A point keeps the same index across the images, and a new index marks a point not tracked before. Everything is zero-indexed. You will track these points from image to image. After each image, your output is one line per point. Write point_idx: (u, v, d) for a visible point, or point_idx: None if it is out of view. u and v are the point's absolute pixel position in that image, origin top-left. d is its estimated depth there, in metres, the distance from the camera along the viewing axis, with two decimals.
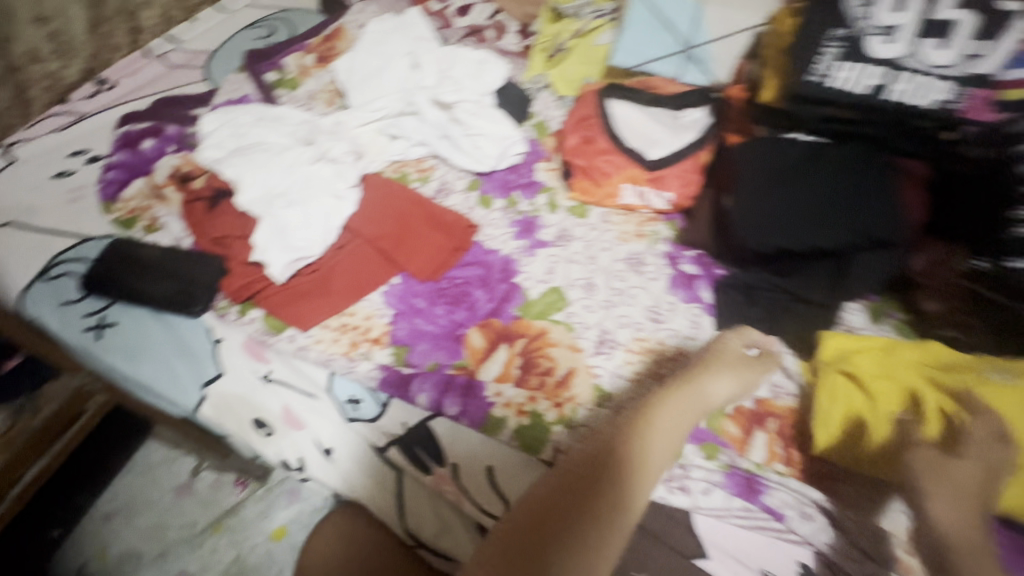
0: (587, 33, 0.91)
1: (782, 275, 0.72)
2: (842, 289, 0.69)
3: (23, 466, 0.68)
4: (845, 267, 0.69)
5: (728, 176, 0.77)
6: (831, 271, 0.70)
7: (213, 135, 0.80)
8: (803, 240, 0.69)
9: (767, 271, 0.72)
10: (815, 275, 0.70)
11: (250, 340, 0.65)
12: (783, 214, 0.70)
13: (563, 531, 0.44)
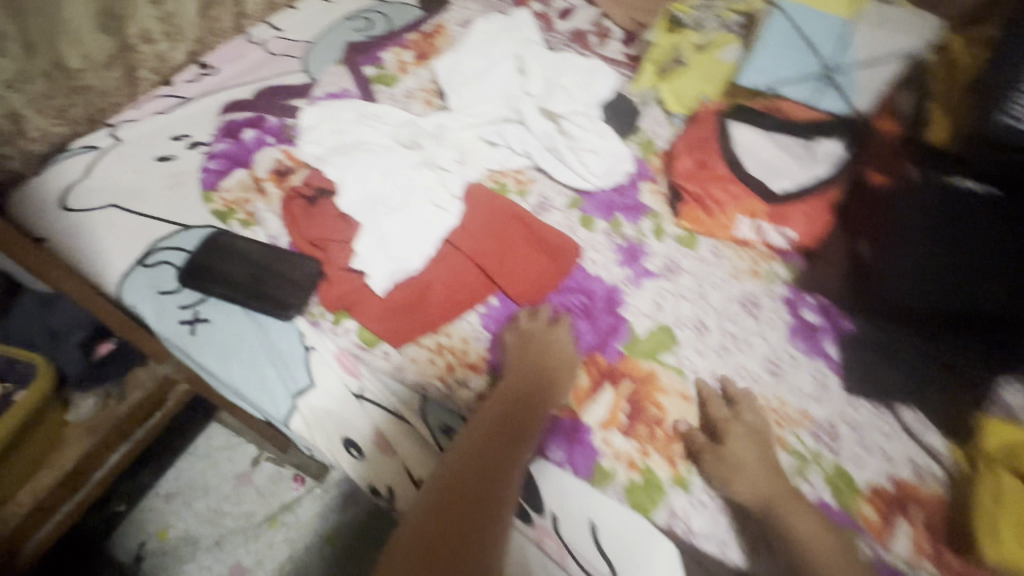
0: (710, 48, 0.85)
1: (929, 339, 0.64)
2: (1001, 365, 0.61)
3: (108, 452, 0.68)
4: (1007, 339, 0.61)
5: (875, 225, 0.69)
6: (989, 342, 0.62)
7: (313, 130, 0.78)
8: (956, 300, 0.63)
9: (914, 334, 0.64)
10: (969, 345, 0.62)
11: (343, 353, 0.62)
12: (940, 268, 0.64)
13: (483, 490, 0.45)
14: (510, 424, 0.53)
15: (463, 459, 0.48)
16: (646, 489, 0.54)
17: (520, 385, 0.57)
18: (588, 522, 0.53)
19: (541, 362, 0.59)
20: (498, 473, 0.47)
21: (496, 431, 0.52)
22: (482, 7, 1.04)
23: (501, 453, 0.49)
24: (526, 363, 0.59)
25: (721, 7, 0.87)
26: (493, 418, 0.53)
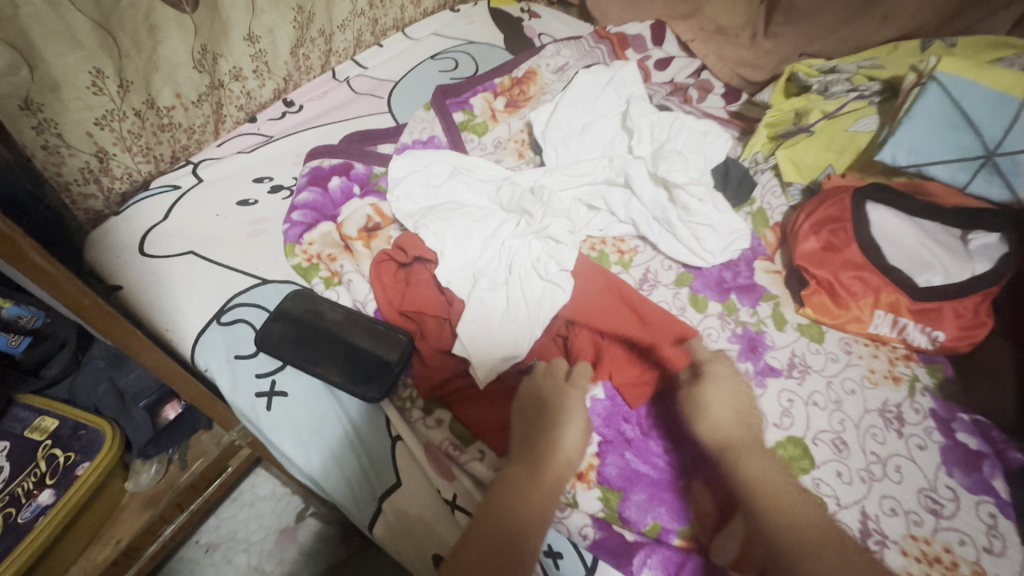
0: (840, 115, 0.76)
1: None
2: None
3: (164, 525, 0.62)
4: None
5: None
6: None
7: (404, 182, 0.72)
8: None
9: None
10: None
11: (433, 449, 0.55)
12: None
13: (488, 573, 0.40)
14: (527, 491, 0.46)
15: (474, 544, 0.42)
16: None
17: (540, 442, 0.50)
18: None
19: (553, 411, 0.53)
20: (519, 561, 0.41)
21: (511, 504, 0.45)
22: (575, 52, 0.98)
23: (520, 536, 0.43)
24: (548, 418, 0.52)
25: (852, 72, 0.80)
26: (511, 484, 0.47)
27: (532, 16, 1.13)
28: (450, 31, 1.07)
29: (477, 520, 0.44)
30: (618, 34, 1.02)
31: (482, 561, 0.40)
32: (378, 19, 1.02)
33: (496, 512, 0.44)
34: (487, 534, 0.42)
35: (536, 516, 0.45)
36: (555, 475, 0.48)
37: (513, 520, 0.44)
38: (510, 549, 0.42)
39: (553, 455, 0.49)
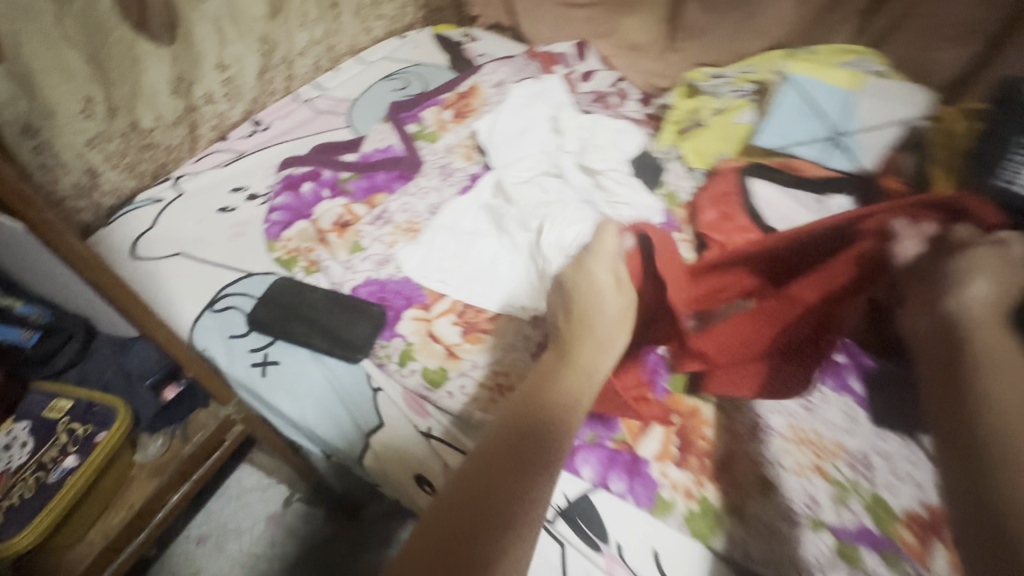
0: (726, 111, 0.94)
1: None
2: None
3: (173, 491, 0.69)
4: None
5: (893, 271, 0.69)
6: None
7: (395, 198, 0.88)
8: None
9: None
10: None
11: (408, 393, 0.66)
12: None
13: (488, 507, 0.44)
14: (542, 413, 0.51)
15: (491, 458, 0.47)
16: (705, 518, 0.57)
17: (559, 372, 0.55)
18: (650, 551, 0.56)
19: (579, 334, 0.59)
20: (533, 476, 0.47)
21: (527, 422, 0.50)
22: (510, 69, 1.13)
23: (531, 455, 0.48)
24: (567, 352, 0.57)
25: (733, 76, 0.98)
26: (529, 404, 0.52)
27: (471, 39, 1.27)
28: (400, 55, 1.21)
29: (490, 438, 0.50)
30: (546, 53, 1.18)
31: (493, 477, 0.46)
32: (334, 46, 1.14)
33: (508, 433, 0.49)
34: (499, 453, 0.48)
35: (552, 440, 0.49)
36: (570, 400, 0.53)
37: (528, 436, 0.49)
38: (523, 468, 0.47)
39: (569, 384, 0.54)
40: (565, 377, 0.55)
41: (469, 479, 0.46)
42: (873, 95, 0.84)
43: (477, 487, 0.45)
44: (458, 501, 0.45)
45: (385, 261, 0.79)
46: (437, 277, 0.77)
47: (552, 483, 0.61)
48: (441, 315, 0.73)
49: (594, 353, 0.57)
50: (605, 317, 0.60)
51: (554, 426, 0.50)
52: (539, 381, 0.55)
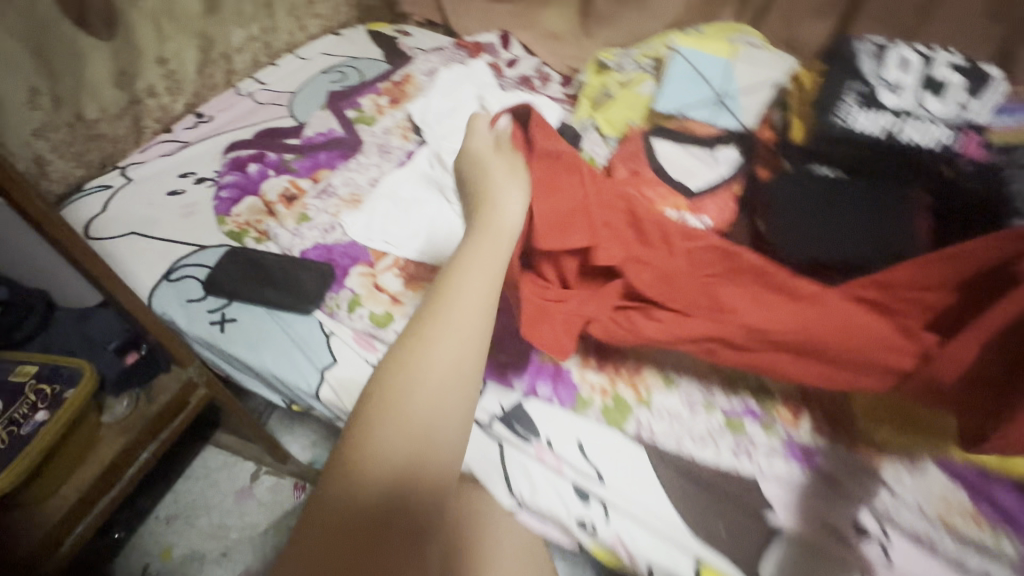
0: (630, 84, 1.06)
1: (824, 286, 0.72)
2: None
3: (141, 447, 0.74)
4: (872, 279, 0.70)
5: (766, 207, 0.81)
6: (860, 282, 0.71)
7: (338, 176, 0.95)
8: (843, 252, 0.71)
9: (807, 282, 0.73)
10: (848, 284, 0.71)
11: (359, 334, 0.74)
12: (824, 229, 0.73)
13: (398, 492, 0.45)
14: (428, 368, 0.49)
15: (386, 431, 0.46)
16: (617, 409, 0.67)
17: (448, 315, 0.52)
18: (575, 440, 0.65)
19: (466, 269, 0.56)
20: (433, 447, 0.47)
21: (417, 381, 0.48)
22: (441, 58, 1.23)
23: (430, 419, 0.47)
24: (454, 291, 0.54)
25: (636, 53, 1.11)
26: (416, 359, 0.49)
27: (404, 34, 1.36)
28: (337, 51, 1.28)
29: (376, 398, 0.48)
30: (474, 43, 1.29)
31: (393, 454, 0.45)
32: (271, 43, 1.21)
33: (395, 399, 0.47)
34: (392, 426, 0.46)
35: (446, 401, 0.48)
36: (462, 348, 0.51)
37: (422, 398, 0.48)
38: (423, 440, 0.46)
39: (459, 328, 0.51)
40: (456, 321, 0.52)
41: (364, 453, 0.45)
42: (746, 63, 0.98)
43: (373, 467, 0.44)
44: (354, 483, 0.43)
45: (331, 228, 0.86)
46: (380, 239, 0.85)
47: (489, 395, 0.69)
48: (386, 270, 0.81)
49: (486, 288, 0.55)
50: (497, 254, 0.59)
51: (449, 383, 0.49)
52: (426, 326, 0.52)
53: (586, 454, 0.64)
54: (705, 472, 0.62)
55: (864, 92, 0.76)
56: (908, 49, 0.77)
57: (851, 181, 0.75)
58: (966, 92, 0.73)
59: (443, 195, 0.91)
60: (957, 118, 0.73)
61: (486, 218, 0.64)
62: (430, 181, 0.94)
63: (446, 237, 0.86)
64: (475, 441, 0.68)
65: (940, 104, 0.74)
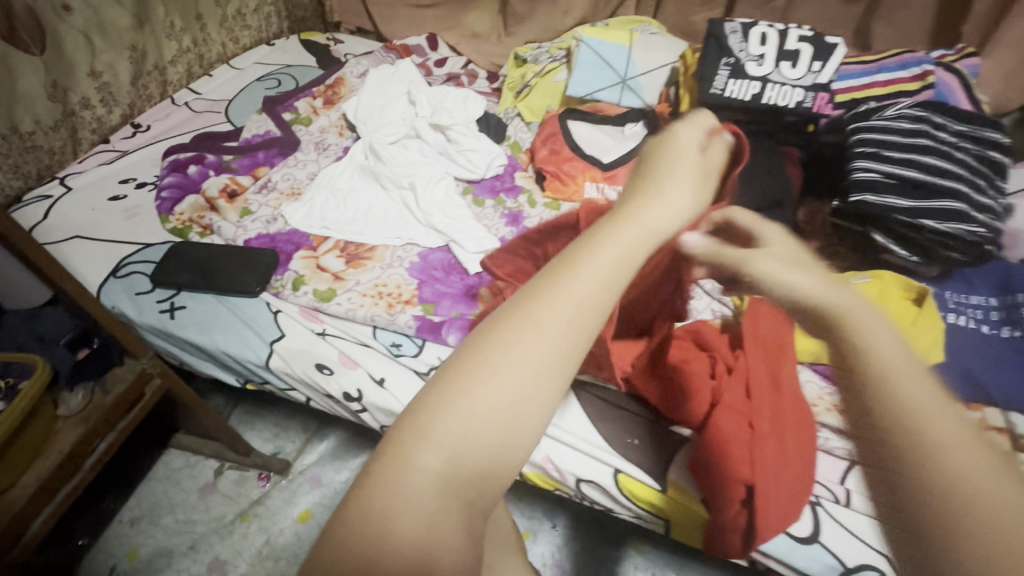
0: (546, 73, 1.17)
1: None
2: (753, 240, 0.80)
3: (100, 437, 0.78)
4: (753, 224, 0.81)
5: None
6: None
7: (279, 171, 1.01)
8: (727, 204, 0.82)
9: None
10: None
11: (304, 309, 0.80)
12: None
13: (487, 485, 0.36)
14: (528, 351, 0.32)
15: (455, 421, 0.31)
16: None
17: (574, 284, 0.34)
18: None
19: (619, 223, 0.38)
20: (500, 457, 0.31)
21: (513, 365, 0.32)
22: (372, 62, 1.30)
23: (502, 423, 0.31)
24: (590, 249, 0.36)
25: (550, 46, 1.21)
26: (517, 334, 0.33)
27: (336, 42, 1.43)
28: (271, 60, 1.34)
29: (463, 371, 0.32)
30: (402, 45, 1.36)
31: (453, 450, 0.30)
32: (204, 55, 1.25)
33: (478, 381, 0.32)
34: (468, 415, 0.31)
35: (534, 407, 0.32)
36: (569, 334, 0.33)
37: (507, 393, 0.31)
38: (495, 451, 0.31)
39: (578, 303, 0.34)
40: (577, 296, 0.34)
41: (433, 443, 0.31)
42: (642, 48, 1.08)
43: (436, 464, 0.30)
44: (408, 475, 0.30)
45: (273, 219, 0.92)
46: (321, 225, 0.91)
47: (427, 351, 0.76)
48: (327, 252, 0.88)
49: (625, 256, 0.36)
50: (641, 229, 0.38)
51: (547, 378, 0.32)
52: (538, 292, 0.35)
53: None
54: (619, 394, 0.72)
55: (732, 64, 0.88)
56: (767, 26, 0.89)
57: None
58: (814, 60, 0.86)
59: (379, 182, 0.99)
60: (809, 80, 0.86)
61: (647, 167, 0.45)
62: (365, 170, 1.01)
63: (383, 219, 0.94)
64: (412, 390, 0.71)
65: (794, 70, 0.86)
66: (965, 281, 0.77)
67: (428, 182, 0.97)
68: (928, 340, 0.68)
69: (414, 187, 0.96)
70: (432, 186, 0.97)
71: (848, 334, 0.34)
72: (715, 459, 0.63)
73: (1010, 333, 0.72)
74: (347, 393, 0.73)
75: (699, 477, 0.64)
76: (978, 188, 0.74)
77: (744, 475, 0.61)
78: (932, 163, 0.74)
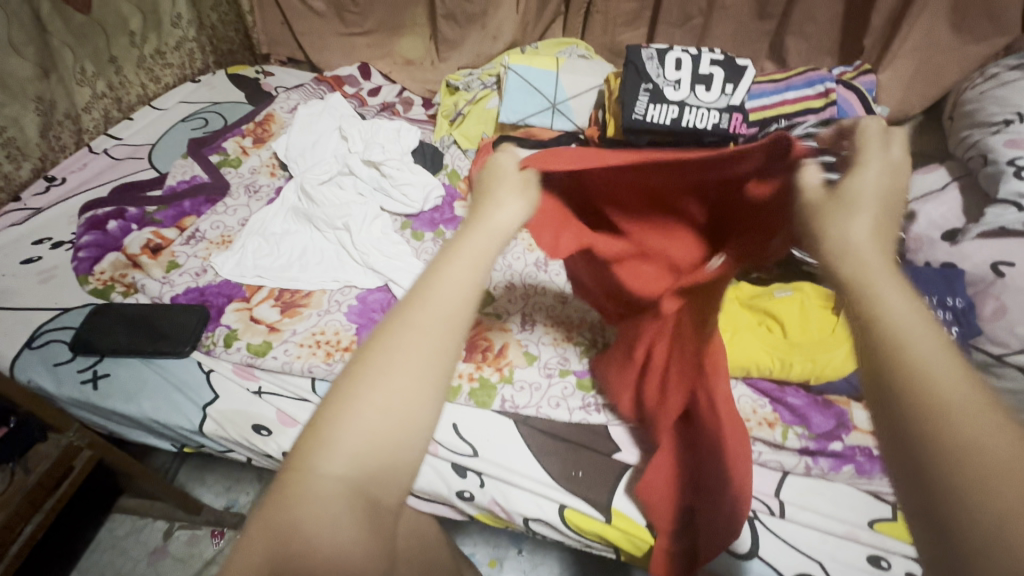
0: (478, 100, 1.17)
1: None
2: None
3: (23, 522, 0.73)
4: None
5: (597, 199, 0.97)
6: None
7: (207, 219, 0.98)
8: None
9: None
10: None
11: (238, 366, 0.78)
12: None
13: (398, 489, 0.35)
14: (408, 356, 0.33)
15: (346, 436, 0.31)
16: (484, 390, 0.76)
17: (441, 288, 0.35)
18: (452, 425, 0.73)
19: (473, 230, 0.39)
20: (397, 457, 0.32)
21: (394, 371, 0.33)
22: (303, 95, 1.27)
23: (391, 430, 0.32)
24: (453, 258, 0.37)
25: (480, 72, 1.22)
26: (393, 343, 0.33)
27: (266, 75, 1.39)
28: (196, 97, 1.29)
29: (350, 379, 0.33)
30: (333, 76, 1.32)
31: (350, 455, 0.31)
32: (122, 98, 1.20)
33: (361, 387, 0.32)
34: (358, 422, 0.32)
35: (421, 404, 0.33)
36: (443, 335, 0.34)
37: (391, 397, 0.32)
38: (384, 452, 0.32)
39: (448, 308, 0.35)
40: (443, 301, 0.35)
41: (329, 452, 0.31)
42: (569, 72, 1.09)
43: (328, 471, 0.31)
44: (309, 486, 0.31)
45: (202, 271, 0.90)
46: (253, 273, 0.89)
47: None
48: (261, 302, 0.86)
49: (483, 259, 0.38)
50: (490, 232, 0.39)
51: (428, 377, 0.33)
52: (410, 299, 0.35)
53: (462, 434, 0.72)
54: (561, 427, 0.73)
55: (651, 89, 0.90)
56: (681, 51, 0.92)
57: None
58: (727, 82, 0.90)
59: (313, 224, 0.97)
60: (723, 103, 0.89)
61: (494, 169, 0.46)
62: (297, 212, 0.99)
63: (319, 262, 0.92)
64: None
65: (708, 94, 0.89)
66: None
67: (363, 222, 0.96)
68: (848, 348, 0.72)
69: (349, 227, 0.94)
70: (368, 225, 0.96)
71: (864, 300, 0.32)
72: (663, 482, 0.64)
73: None
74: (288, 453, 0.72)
75: (642, 500, 0.65)
76: None
77: (683, 498, 0.64)
78: None
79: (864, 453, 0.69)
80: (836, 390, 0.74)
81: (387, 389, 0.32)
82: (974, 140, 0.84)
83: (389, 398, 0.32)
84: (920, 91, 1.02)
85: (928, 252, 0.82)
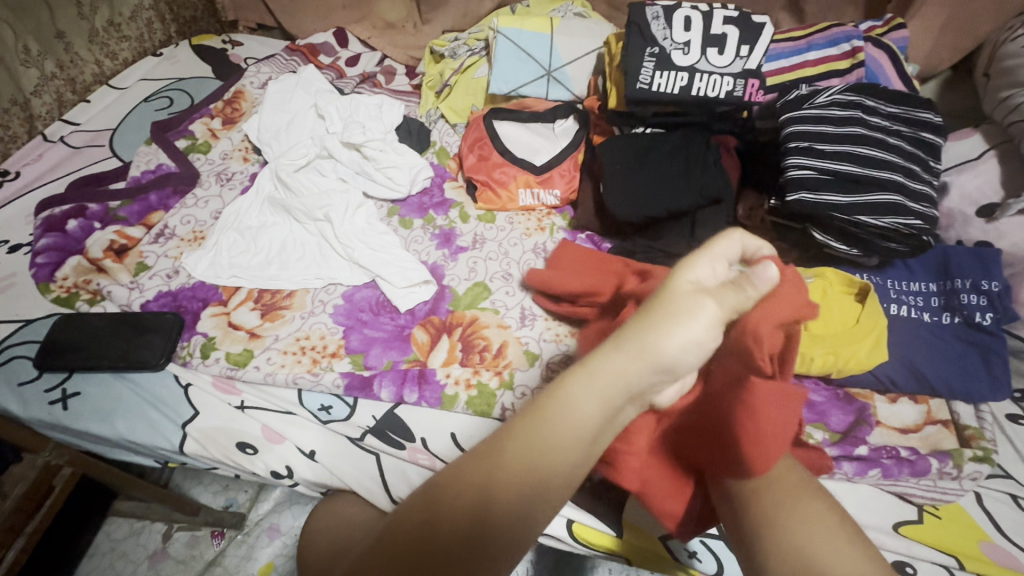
0: (466, 69, 1.07)
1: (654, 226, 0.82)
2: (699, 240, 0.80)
3: (4, 547, 0.67)
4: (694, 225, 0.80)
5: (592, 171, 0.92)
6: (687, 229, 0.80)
7: (176, 213, 0.90)
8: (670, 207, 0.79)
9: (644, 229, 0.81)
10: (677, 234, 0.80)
11: (218, 378, 0.73)
12: (649, 187, 0.79)
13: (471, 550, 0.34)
14: (520, 459, 0.34)
15: (461, 486, 0.35)
16: (482, 398, 0.70)
17: (547, 422, 0.35)
18: (450, 434, 0.69)
19: (597, 376, 0.36)
20: (486, 516, 0.34)
21: (495, 472, 0.34)
22: (274, 67, 1.16)
23: (483, 491, 0.34)
24: (596, 377, 0.36)
25: (466, 36, 1.11)
26: (511, 444, 0.35)
27: (234, 44, 1.27)
28: (157, 74, 1.18)
29: (467, 464, 0.35)
30: (306, 44, 1.20)
31: (460, 493, 0.35)
32: (75, 78, 1.10)
33: (473, 469, 0.35)
34: (462, 494, 0.35)
35: (502, 530, 0.35)
36: (549, 458, 0.34)
37: (503, 481, 0.34)
38: (477, 519, 0.34)
39: (564, 433, 0.35)
40: (562, 437, 0.35)
41: (446, 489, 0.35)
42: (565, 34, 0.98)
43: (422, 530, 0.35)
44: (426, 508, 0.35)
45: (174, 272, 0.83)
46: (229, 273, 0.82)
47: (361, 410, 0.71)
48: (239, 305, 0.80)
49: (594, 414, 0.35)
50: (616, 379, 0.36)
51: (537, 474, 0.34)
52: (530, 417, 0.35)
53: (461, 444, 0.68)
54: None
55: (657, 53, 0.80)
56: (690, 8, 0.82)
57: (667, 142, 0.83)
58: (741, 43, 0.81)
59: (292, 215, 0.89)
60: (735, 69, 0.80)
61: (658, 294, 0.39)
62: (272, 203, 0.91)
63: (300, 258, 0.85)
64: (348, 458, 0.68)
65: (721, 57, 0.80)
66: (906, 269, 0.76)
67: (345, 212, 0.88)
68: (872, 338, 0.67)
69: (331, 218, 0.87)
70: (351, 215, 0.88)
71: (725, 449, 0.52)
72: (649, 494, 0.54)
73: (950, 319, 0.71)
74: (276, 471, 0.69)
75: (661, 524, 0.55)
76: (912, 174, 0.71)
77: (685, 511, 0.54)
78: (865, 154, 0.71)
79: (890, 455, 0.64)
80: (860, 383, 0.70)
81: (501, 463, 0.35)
82: (1017, 103, 0.76)
83: (496, 471, 0.34)
84: (951, 44, 0.92)
85: (961, 229, 0.77)
